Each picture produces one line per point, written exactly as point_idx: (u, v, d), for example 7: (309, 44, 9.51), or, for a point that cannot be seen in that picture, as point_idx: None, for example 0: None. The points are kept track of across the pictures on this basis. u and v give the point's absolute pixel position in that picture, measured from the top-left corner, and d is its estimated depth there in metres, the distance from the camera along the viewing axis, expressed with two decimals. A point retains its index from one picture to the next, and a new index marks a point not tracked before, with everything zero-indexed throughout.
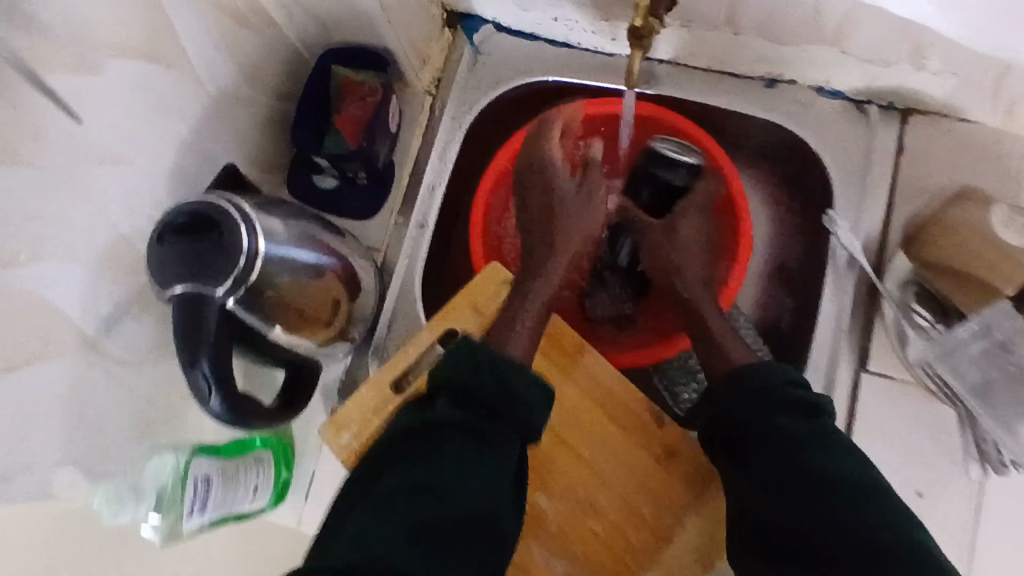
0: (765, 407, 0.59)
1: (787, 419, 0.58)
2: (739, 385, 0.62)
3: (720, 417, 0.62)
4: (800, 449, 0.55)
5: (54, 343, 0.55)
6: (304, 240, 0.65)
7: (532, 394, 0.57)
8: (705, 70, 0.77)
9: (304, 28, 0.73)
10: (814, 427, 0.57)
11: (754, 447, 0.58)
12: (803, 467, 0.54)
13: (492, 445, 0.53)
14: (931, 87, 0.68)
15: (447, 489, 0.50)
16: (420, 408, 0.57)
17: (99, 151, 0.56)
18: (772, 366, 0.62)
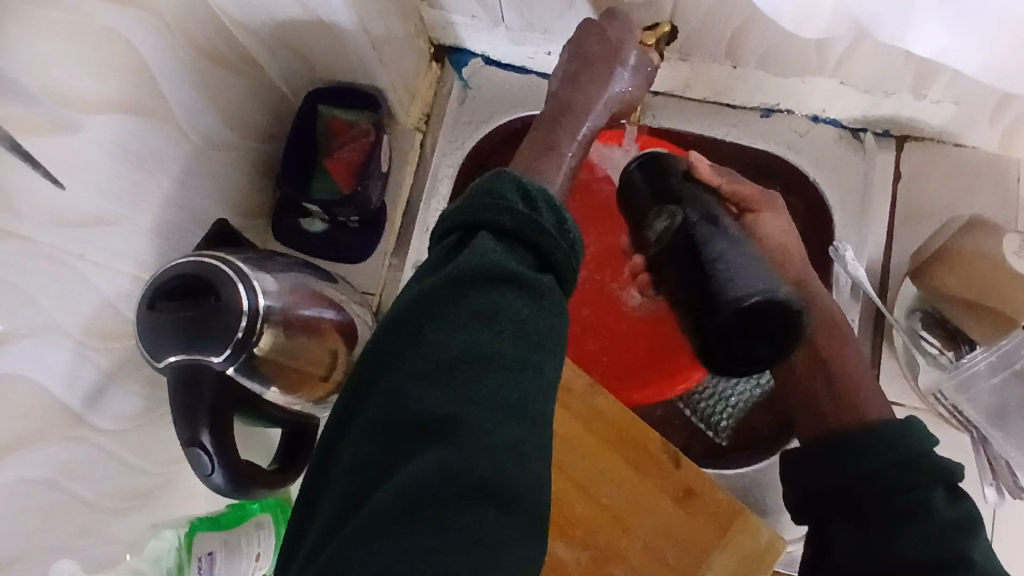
0: (908, 477, 0.55)
1: (939, 493, 0.53)
2: (850, 451, 0.59)
3: (827, 474, 0.60)
4: (942, 530, 0.52)
5: (39, 423, 0.51)
6: (298, 291, 0.62)
7: (565, 230, 0.47)
8: (701, 101, 0.77)
9: (290, 68, 0.70)
10: (960, 509, 0.53)
11: (885, 517, 0.55)
12: (944, 557, 0.51)
13: (534, 294, 0.44)
14: (924, 113, 0.70)
15: (478, 389, 0.41)
16: (439, 243, 0.48)
17: (78, 214, 0.52)
18: (889, 423, 0.59)
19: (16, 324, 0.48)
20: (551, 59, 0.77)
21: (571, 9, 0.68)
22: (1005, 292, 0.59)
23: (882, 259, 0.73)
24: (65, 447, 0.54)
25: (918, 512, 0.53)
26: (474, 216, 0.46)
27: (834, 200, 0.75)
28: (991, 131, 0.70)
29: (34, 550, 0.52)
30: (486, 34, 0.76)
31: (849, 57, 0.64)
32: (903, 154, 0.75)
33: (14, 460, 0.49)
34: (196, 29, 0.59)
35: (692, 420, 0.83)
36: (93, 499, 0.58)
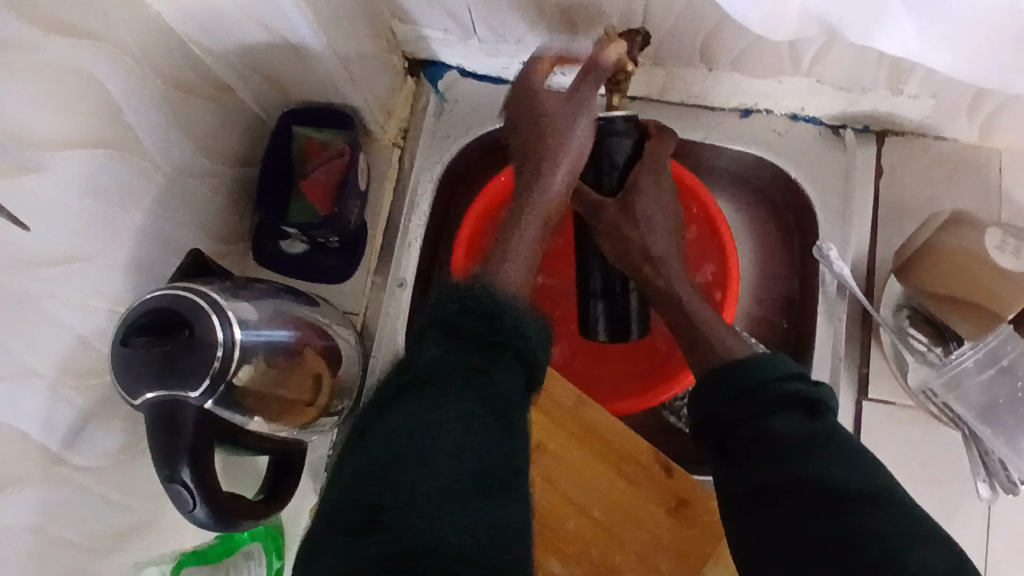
0: (756, 407, 0.51)
1: (786, 420, 0.50)
2: (728, 382, 0.54)
3: (715, 415, 0.53)
4: (796, 453, 0.48)
5: (14, 467, 0.51)
6: (278, 319, 0.61)
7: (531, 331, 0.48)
8: (679, 105, 0.76)
9: (262, 91, 0.70)
10: (814, 427, 0.49)
11: (747, 440, 0.50)
12: (804, 472, 0.47)
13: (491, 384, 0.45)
14: (903, 107, 0.69)
15: (452, 444, 0.43)
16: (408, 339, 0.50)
17: (47, 254, 0.51)
18: (754, 357, 0.54)
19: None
20: None
21: (542, 19, 0.68)
22: (985, 285, 0.59)
23: (866, 257, 0.73)
24: (44, 489, 0.54)
25: (775, 430, 0.49)
26: (459, 283, 0.49)
27: (817, 199, 0.74)
28: (970, 122, 0.69)
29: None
30: (459, 48, 0.75)
31: (823, 55, 0.64)
32: (885, 150, 0.74)
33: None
34: (159, 57, 0.58)
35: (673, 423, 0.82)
36: (77, 538, 0.57)
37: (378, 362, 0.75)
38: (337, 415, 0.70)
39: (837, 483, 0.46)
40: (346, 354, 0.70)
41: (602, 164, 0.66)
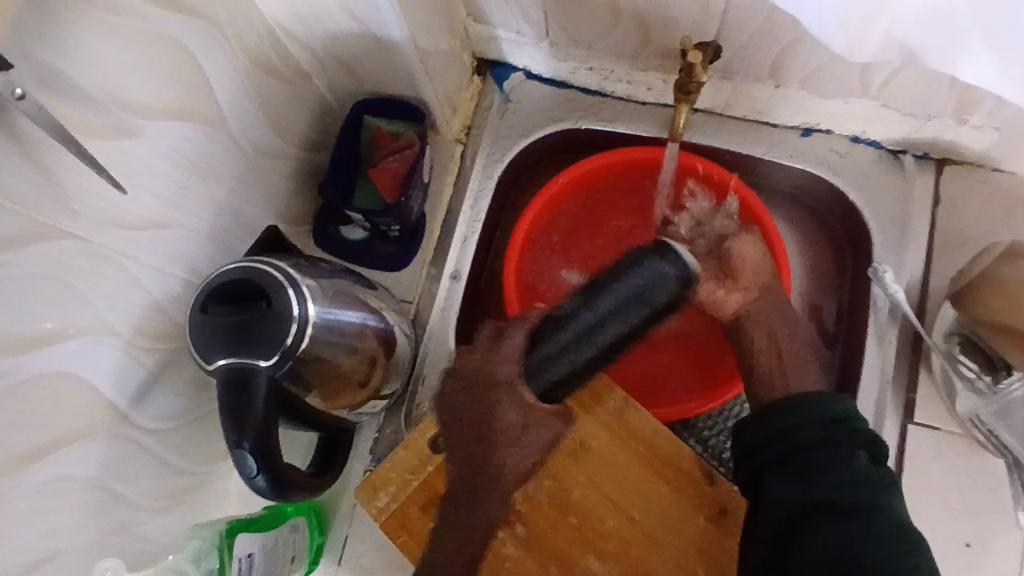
0: (825, 443, 0.56)
1: (863, 456, 0.55)
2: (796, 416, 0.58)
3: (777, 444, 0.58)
4: (863, 489, 0.54)
5: (83, 421, 0.52)
6: (346, 299, 0.63)
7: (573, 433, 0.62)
8: (741, 120, 0.77)
9: (337, 79, 0.72)
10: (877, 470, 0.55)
11: (809, 466, 0.55)
12: (863, 505, 0.53)
13: None
14: (968, 137, 0.70)
15: None
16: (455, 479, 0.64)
17: (134, 217, 0.53)
18: (823, 397, 0.59)
19: (62, 324, 0.49)
20: (593, 74, 0.77)
21: (615, 26, 0.69)
22: None
23: (919, 283, 0.73)
24: (107, 445, 0.55)
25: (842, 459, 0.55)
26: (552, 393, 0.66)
27: (874, 222, 0.75)
28: None
29: (73, 546, 0.53)
30: (529, 49, 0.77)
31: (892, 78, 0.65)
32: (945, 179, 0.75)
33: (55, 458, 0.50)
34: (249, 37, 0.61)
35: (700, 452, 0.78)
36: (133, 496, 0.59)
37: (428, 351, 0.76)
38: (386, 399, 0.71)
39: (886, 519, 0.53)
40: (400, 340, 0.71)
41: (652, 297, 0.61)
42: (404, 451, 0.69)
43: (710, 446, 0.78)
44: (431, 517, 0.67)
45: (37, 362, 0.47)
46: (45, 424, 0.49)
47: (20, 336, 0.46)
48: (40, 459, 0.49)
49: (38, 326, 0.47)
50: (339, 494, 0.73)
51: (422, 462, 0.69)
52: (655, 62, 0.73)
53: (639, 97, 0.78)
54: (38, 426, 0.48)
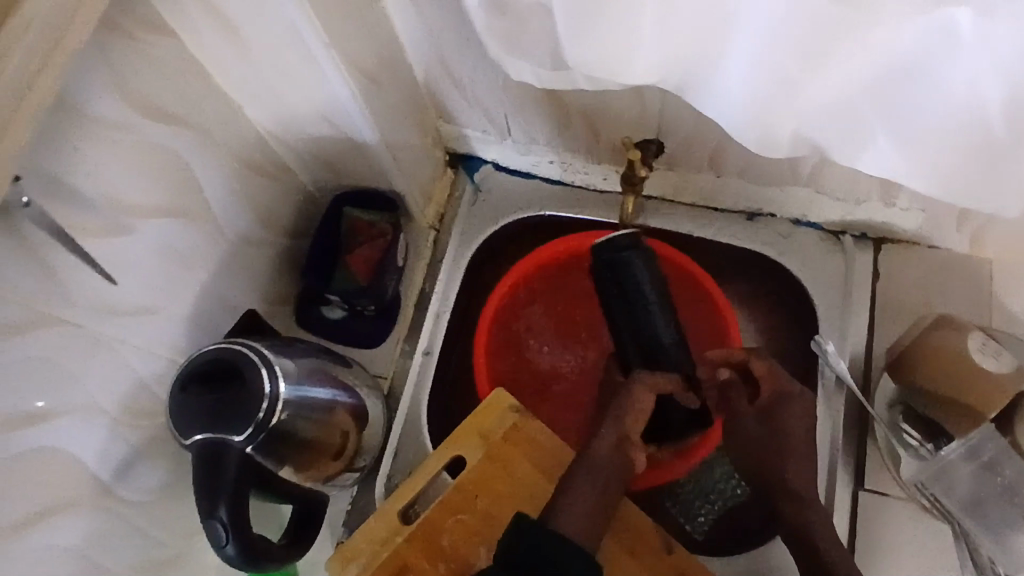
0: None
1: None
2: None
3: None
4: None
5: (66, 493, 0.56)
6: (320, 376, 0.68)
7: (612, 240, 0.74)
8: (689, 205, 0.84)
9: (319, 176, 0.79)
10: None
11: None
12: None
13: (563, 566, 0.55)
14: (897, 217, 0.76)
15: None
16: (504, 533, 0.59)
17: (126, 305, 0.59)
18: None
19: (52, 404, 0.54)
20: (554, 167, 0.85)
21: (569, 124, 0.77)
22: (970, 382, 0.64)
23: (864, 354, 0.77)
24: (89, 518, 0.59)
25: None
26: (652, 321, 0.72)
27: (818, 296, 0.80)
28: (960, 234, 0.75)
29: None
30: (495, 145, 0.84)
31: (820, 168, 0.71)
32: (882, 255, 0.80)
33: (37, 528, 0.54)
34: (238, 144, 0.68)
35: (670, 509, 0.81)
36: (113, 567, 0.62)
37: (401, 424, 0.80)
38: (358, 472, 0.75)
39: None
40: (372, 415, 0.76)
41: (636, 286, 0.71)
42: (375, 523, 0.72)
43: (679, 506, 0.81)
44: None
45: (28, 438, 0.52)
46: (28, 497, 0.53)
47: (13, 415, 0.50)
48: (24, 529, 0.53)
49: (31, 406, 0.52)
50: (313, 566, 0.75)
51: (392, 533, 0.72)
52: (607, 154, 0.80)
53: (597, 187, 0.86)
54: (23, 497, 0.53)
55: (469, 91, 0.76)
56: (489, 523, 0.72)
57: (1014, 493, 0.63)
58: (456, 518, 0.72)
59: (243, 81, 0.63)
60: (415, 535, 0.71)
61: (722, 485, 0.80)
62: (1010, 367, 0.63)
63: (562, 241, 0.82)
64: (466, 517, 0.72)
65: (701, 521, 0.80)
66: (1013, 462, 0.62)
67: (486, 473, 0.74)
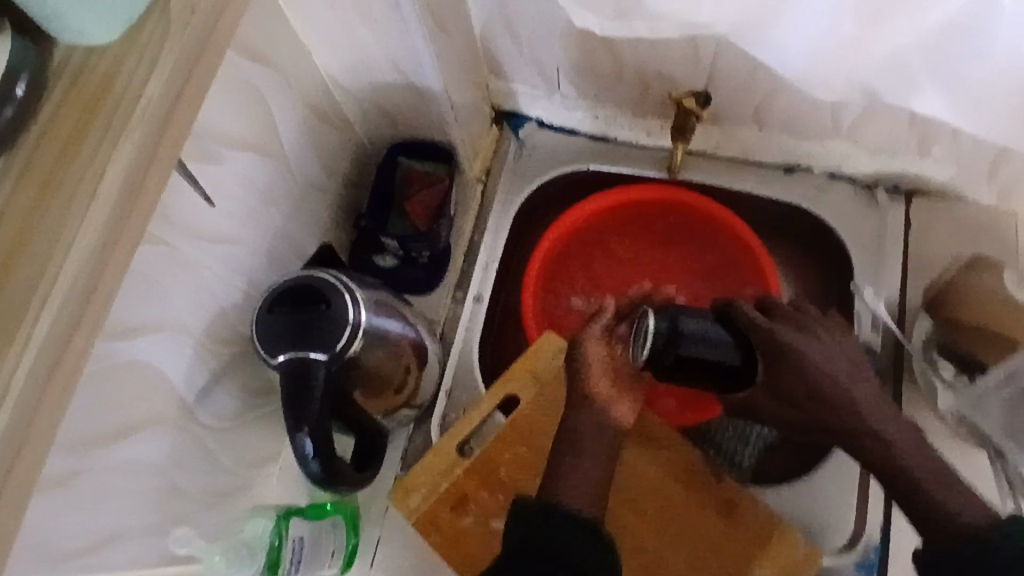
0: None
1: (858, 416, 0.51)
2: None
3: None
4: None
5: (156, 408, 0.58)
6: (388, 311, 0.70)
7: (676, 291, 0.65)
8: (728, 160, 0.87)
9: (374, 127, 0.82)
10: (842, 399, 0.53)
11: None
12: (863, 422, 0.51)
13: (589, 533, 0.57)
14: (931, 170, 0.80)
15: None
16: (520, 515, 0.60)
17: (211, 231, 0.61)
18: None
19: (148, 318, 0.56)
20: (598, 122, 0.88)
21: (619, 77, 0.80)
22: (1004, 315, 0.67)
23: (899, 300, 0.81)
24: (174, 436, 0.61)
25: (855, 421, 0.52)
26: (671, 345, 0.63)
27: (852, 247, 0.83)
28: (992, 186, 0.79)
29: (130, 527, 0.57)
30: (543, 102, 0.88)
31: (862, 119, 0.74)
32: (915, 208, 0.84)
33: (130, 439, 0.56)
34: (307, 88, 0.71)
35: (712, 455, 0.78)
36: (192, 487, 0.64)
37: (454, 368, 0.83)
38: (414, 411, 0.78)
39: None
40: (430, 354, 0.79)
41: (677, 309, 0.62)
42: (434, 457, 0.74)
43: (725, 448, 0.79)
44: (458, 514, 0.72)
45: (125, 348, 0.54)
46: (124, 407, 0.55)
47: (115, 323, 0.52)
48: (118, 437, 0.55)
49: (130, 317, 0.54)
50: (373, 500, 0.78)
51: (450, 466, 0.74)
52: (652, 108, 0.83)
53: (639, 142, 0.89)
54: (118, 405, 0.54)
55: (524, 43, 0.79)
56: (550, 457, 0.75)
57: None
58: (512, 451, 0.75)
59: (320, 26, 0.66)
60: (473, 466, 0.74)
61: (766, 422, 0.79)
62: None
63: (615, 191, 0.85)
64: (522, 450, 0.75)
65: (746, 464, 0.79)
66: None
67: (540, 408, 0.77)
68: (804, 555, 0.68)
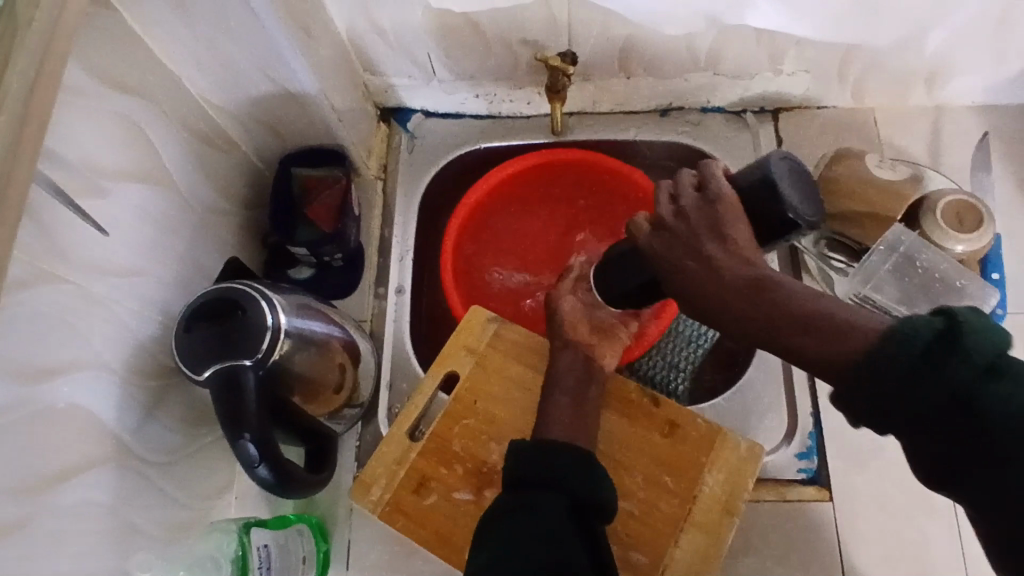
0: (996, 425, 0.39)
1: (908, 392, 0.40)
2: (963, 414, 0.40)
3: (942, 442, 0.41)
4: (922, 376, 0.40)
5: (91, 449, 0.57)
6: (311, 313, 0.71)
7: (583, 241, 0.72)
8: (607, 113, 0.93)
9: (262, 143, 0.82)
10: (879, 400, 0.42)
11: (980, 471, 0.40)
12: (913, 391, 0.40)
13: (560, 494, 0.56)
14: (788, 84, 0.86)
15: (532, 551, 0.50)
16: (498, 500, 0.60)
17: (113, 265, 0.61)
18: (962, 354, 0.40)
19: (65, 359, 0.55)
20: (480, 101, 0.91)
21: (489, 52, 0.83)
22: (877, 194, 0.74)
23: None
24: (116, 475, 0.60)
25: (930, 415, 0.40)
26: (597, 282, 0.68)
27: (734, 169, 0.90)
28: (842, 88, 0.86)
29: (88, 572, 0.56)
30: (423, 91, 0.90)
31: (716, 48, 0.80)
32: (782, 124, 0.91)
33: (70, 483, 0.55)
34: (185, 112, 0.71)
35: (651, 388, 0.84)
36: (147, 525, 0.63)
37: (390, 361, 0.84)
38: (359, 408, 0.79)
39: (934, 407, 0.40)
40: (364, 350, 0.80)
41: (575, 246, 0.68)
42: (386, 447, 0.76)
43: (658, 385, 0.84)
44: (421, 495, 0.73)
45: (47, 392, 0.53)
46: (57, 452, 0.54)
47: (32, 368, 0.52)
48: (56, 482, 0.54)
49: (46, 360, 0.53)
50: (335, 503, 0.79)
51: (404, 452, 0.75)
52: (527, 77, 0.87)
53: (523, 113, 0.93)
54: (50, 451, 0.53)
55: (392, 35, 0.81)
56: (497, 423, 0.77)
57: (933, 271, 0.72)
58: (461, 424, 0.77)
59: (183, 47, 0.66)
60: (426, 447, 0.76)
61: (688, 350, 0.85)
62: (905, 176, 0.76)
63: (505, 164, 0.88)
64: (471, 422, 0.77)
65: (682, 390, 0.84)
66: (927, 248, 0.72)
67: (479, 378, 0.79)
68: (747, 452, 0.73)
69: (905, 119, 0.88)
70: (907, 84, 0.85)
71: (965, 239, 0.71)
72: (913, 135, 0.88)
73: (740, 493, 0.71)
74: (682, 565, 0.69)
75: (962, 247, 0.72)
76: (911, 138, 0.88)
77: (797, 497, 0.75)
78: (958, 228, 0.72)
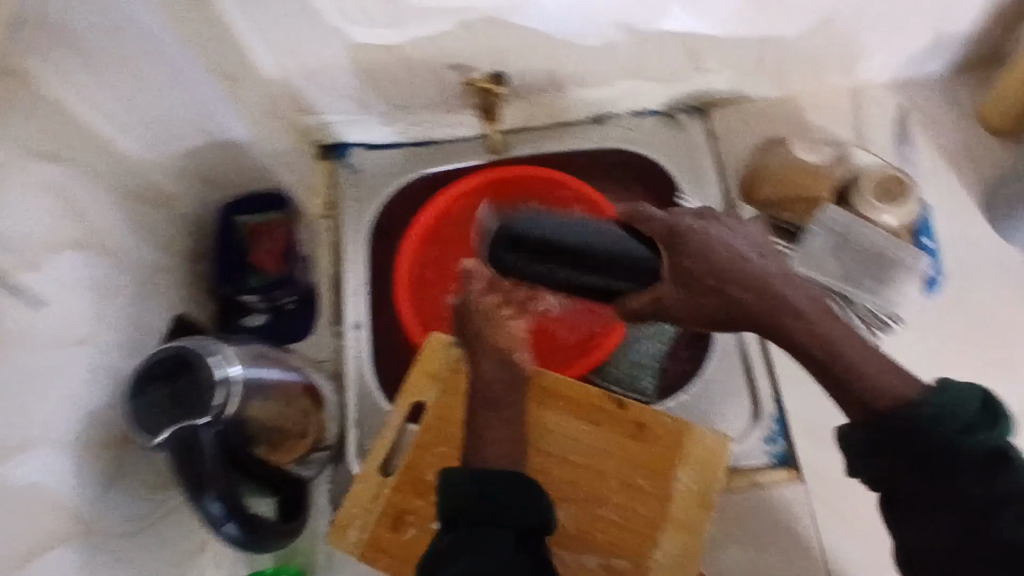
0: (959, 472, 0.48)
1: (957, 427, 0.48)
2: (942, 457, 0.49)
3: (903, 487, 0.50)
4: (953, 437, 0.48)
5: (51, 529, 0.56)
6: (268, 360, 0.70)
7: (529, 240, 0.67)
8: (544, 127, 0.94)
9: (203, 195, 0.81)
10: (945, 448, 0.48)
11: (952, 473, 0.48)
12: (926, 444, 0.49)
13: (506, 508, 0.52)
14: (713, 81, 0.89)
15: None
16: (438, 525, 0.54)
17: (55, 337, 0.59)
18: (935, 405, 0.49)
19: (13, 440, 0.53)
20: (418, 129, 0.92)
21: (420, 79, 0.84)
22: (805, 179, 0.77)
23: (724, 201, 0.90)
24: (80, 552, 0.58)
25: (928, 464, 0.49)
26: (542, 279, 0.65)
27: (672, 169, 0.92)
28: (765, 80, 0.89)
29: None
30: (359, 125, 0.91)
31: (640, 52, 0.83)
32: (712, 120, 0.93)
33: (31, 567, 0.53)
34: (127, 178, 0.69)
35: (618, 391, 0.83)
36: None
37: (355, 400, 0.83)
38: (326, 450, 0.78)
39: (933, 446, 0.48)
40: (325, 392, 0.79)
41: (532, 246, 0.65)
42: (359, 486, 0.75)
43: (625, 387, 0.84)
44: (400, 530, 0.73)
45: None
46: (14, 536, 0.52)
47: None
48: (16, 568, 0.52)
49: None
50: (314, 550, 0.78)
51: (378, 490, 0.75)
52: (461, 100, 0.88)
53: (460, 136, 0.94)
54: (7, 537, 0.52)
55: (323, 73, 0.81)
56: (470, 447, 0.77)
57: (867, 245, 0.75)
58: (432, 453, 0.76)
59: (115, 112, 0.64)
60: (400, 481, 0.75)
61: (652, 348, 0.84)
62: (830, 156, 0.78)
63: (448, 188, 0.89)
64: (443, 449, 0.76)
65: (650, 386, 0.83)
66: (860, 225, 0.75)
67: (447, 404, 0.79)
68: (715, 443, 0.74)
69: (827, 103, 0.92)
70: (824, 69, 0.88)
71: (892, 210, 0.74)
72: (837, 117, 0.91)
73: (712, 485, 0.72)
74: (664, 563, 0.70)
75: (891, 219, 0.75)
76: (835, 120, 0.91)
77: (770, 482, 0.76)
78: (886, 201, 0.75)
